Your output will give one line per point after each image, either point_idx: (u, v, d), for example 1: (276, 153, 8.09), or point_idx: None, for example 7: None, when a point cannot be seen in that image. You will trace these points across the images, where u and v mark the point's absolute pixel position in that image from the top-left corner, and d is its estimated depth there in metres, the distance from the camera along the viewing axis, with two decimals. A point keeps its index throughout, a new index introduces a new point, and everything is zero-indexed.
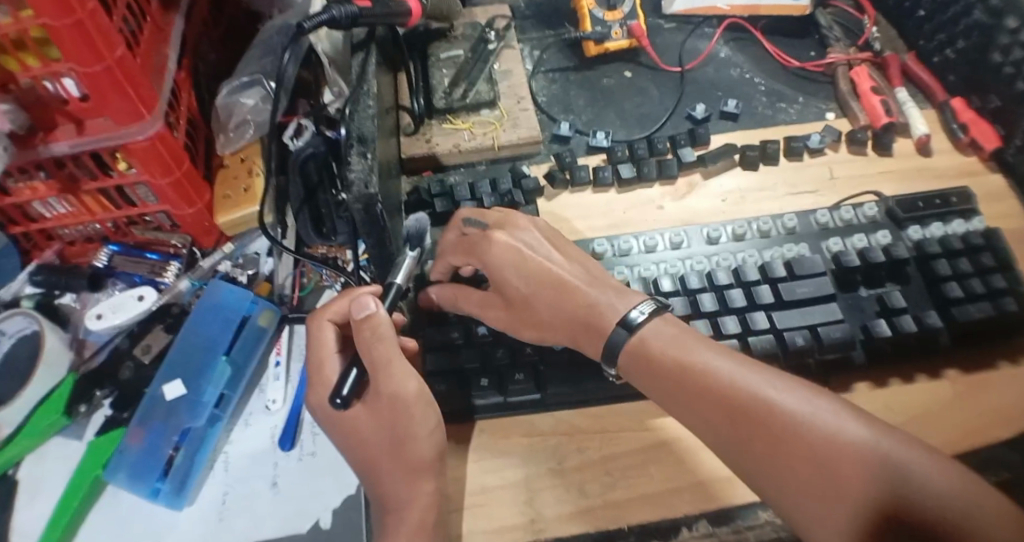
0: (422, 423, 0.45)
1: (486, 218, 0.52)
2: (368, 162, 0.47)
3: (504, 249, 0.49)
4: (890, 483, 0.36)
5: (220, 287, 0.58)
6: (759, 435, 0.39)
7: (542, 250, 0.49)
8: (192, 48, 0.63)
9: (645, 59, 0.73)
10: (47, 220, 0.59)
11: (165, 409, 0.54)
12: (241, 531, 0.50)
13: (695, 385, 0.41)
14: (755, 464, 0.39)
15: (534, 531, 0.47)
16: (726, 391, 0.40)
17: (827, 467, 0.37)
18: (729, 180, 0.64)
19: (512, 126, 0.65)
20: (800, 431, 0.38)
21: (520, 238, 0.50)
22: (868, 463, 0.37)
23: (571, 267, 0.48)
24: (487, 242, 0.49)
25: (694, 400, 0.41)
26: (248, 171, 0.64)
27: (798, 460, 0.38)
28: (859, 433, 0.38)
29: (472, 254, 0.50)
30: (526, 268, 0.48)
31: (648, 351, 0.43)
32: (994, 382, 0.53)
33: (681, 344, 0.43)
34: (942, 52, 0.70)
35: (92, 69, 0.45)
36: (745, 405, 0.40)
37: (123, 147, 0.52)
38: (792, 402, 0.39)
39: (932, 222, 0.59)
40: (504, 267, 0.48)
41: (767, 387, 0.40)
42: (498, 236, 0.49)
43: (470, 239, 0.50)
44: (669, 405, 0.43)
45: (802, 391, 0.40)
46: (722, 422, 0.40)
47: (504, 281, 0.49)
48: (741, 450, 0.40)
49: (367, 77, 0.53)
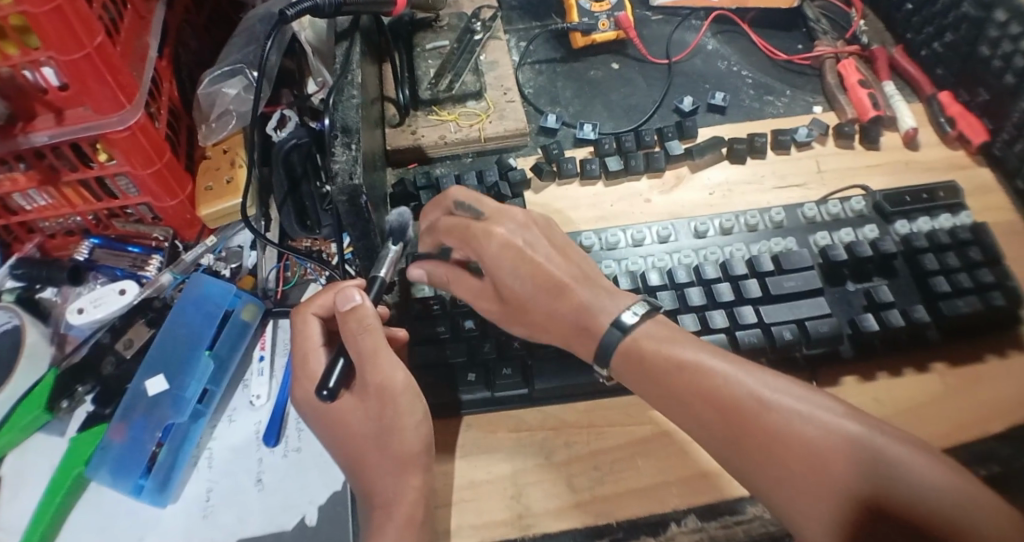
0: (409, 417, 0.45)
1: (482, 203, 0.49)
2: (353, 153, 0.46)
3: (506, 246, 0.47)
4: (882, 479, 0.36)
5: (203, 280, 0.57)
6: (752, 435, 0.39)
7: (531, 240, 0.47)
8: (173, 37, 0.62)
9: (633, 51, 0.73)
10: (28, 213, 0.58)
11: (146, 405, 0.53)
12: (227, 528, 0.50)
13: (688, 384, 0.41)
14: (749, 463, 0.39)
15: (522, 526, 0.47)
16: (720, 390, 0.40)
17: (820, 465, 0.37)
18: (717, 173, 0.64)
19: (499, 118, 0.64)
20: (792, 429, 0.38)
21: (518, 233, 0.47)
22: (860, 459, 0.37)
23: (564, 267, 0.47)
24: (487, 237, 0.47)
25: (688, 400, 0.41)
26: (231, 162, 0.63)
27: (791, 459, 0.38)
28: (852, 430, 0.38)
29: (469, 245, 0.48)
30: (517, 261, 0.46)
31: (641, 351, 0.43)
32: (981, 375, 0.53)
33: (673, 343, 0.43)
34: (929, 46, 0.70)
35: (72, 57, 0.44)
36: (738, 404, 0.40)
37: (103, 137, 0.51)
38: (784, 400, 0.40)
39: (919, 216, 0.59)
40: (501, 264, 0.46)
41: (759, 385, 0.40)
42: (497, 231, 0.47)
43: (466, 229, 0.48)
44: (663, 406, 0.43)
45: (793, 388, 0.40)
46: (716, 422, 0.40)
47: (500, 280, 0.47)
48: (736, 449, 0.39)
49: (351, 66, 0.52)
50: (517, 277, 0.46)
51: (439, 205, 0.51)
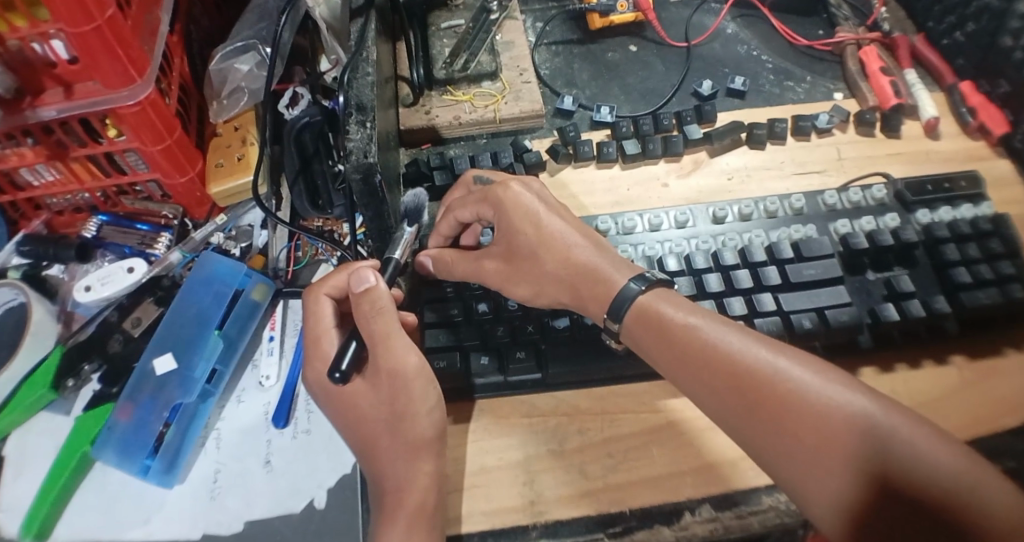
0: (422, 400, 0.44)
1: (495, 175, 0.53)
2: (368, 131, 0.45)
3: (521, 202, 0.47)
4: (894, 457, 0.35)
5: (212, 259, 0.57)
6: (765, 404, 0.38)
7: (555, 217, 0.47)
8: (185, 12, 0.61)
9: (651, 34, 0.71)
10: (36, 189, 0.57)
11: (155, 384, 0.52)
12: (235, 510, 0.49)
13: (701, 352, 0.40)
14: (759, 435, 0.38)
15: (534, 513, 0.46)
16: (734, 360, 0.39)
17: (831, 438, 0.36)
18: (734, 158, 0.63)
19: (514, 99, 0.63)
20: (805, 401, 0.37)
21: (532, 194, 0.48)
22: (874, 436, 0.36)
23: (584, 248, 0.46)
24: (504, 190, 0.48)
25: (699, 367, 0.40)
26: (242, 140, 0.62)
27: (803, 431, 0.37)
28: (868, 405, 0.37)
29: (486, 203, 0.49)
30: (537, 234, 0.46)
31: (656, 314, 0.42)
32: (1000, 367, 0.52)
33: (685, 311, 0.42)
34: (951, 35, 0.68)
35: (81, 29, 0.43)
36: (751, 373, 0.39)
37: (112, 112, 0.50)
38: (798, 372, 0.38)
39: (940, 206, 0.58)
40: (513, 216, 0.47)
41: (773, 356, 0.39)
42: (514, 184, 0.48)
43: (484, 190, 0.49)
44: (672, 372, 0.41)
45: (807, 361, 0.39)
46: (728, 391, 0.39)
47: (516, 243, 0.47)
48: (744, 418, 0.39)
49: (366, 44, 0.51)
50: (537, 255, 0.46)
51: (460, 186, 0.54)
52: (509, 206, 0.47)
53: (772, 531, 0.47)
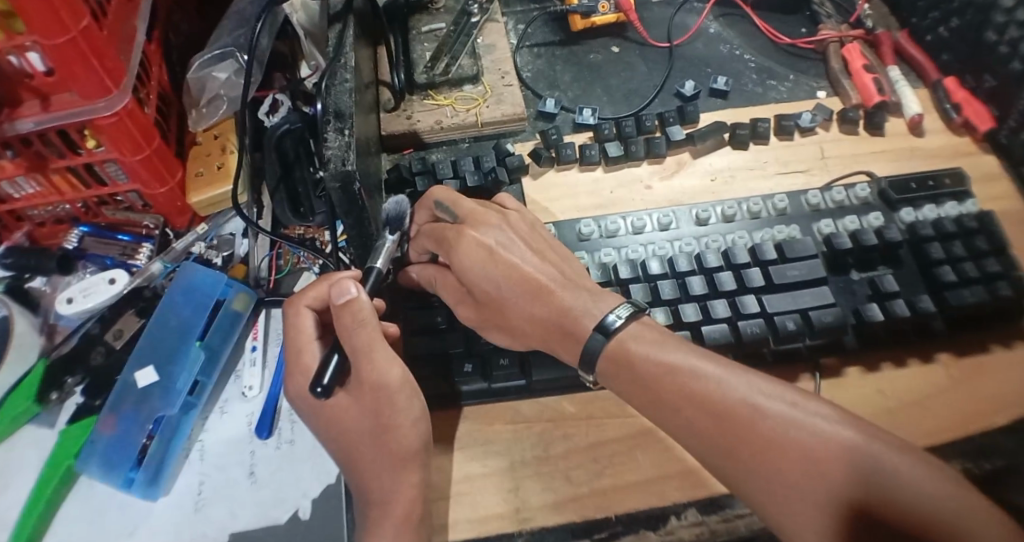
0: (407, 409, 0.44)
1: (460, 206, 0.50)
2: (346, 139, 0.45)
3: (478, 241, 0.47)
4: (881, 487, 0.36)
5: (195, 268, 0.56)
6: (746, 437, 0.38)
7: (512, 251, 0.47)
8: (163, 20, 0.61)
9: (633, 34, 0.71)
10: (17, 201, 0.56)
11: (136, 397, 0.52)
12: (221, 524, 0.49)
13: (681, 389, 0.40)
14: (744, 471, 0.39)
15: (519, 520, 0.46)
16: (714, 396, 0.40)
17: (817, 470, 0.37)
18: (718, 158, 0.63)
19: (496, 102, 0.63)
20: (788, 435, 0.38)
21: (494, 229, 0.48)
22: (860, 467, 0.37)
23: (545, 268, 0.47)
24: (458, 238, 0.47)
25: (681, 404, 0.40)
26: (221, 148, 0.62)
27: (788, 464, 0.37)
28: (849, 436, 0.38)
29: (442, 246, 0.49)
30: (501, 269, 0.46)
31: (632, 353, 0.42)
32: (987, 365, 0.52)
33: (662, 347, 0.42)
34: (935, 31, 0.68)
35: (56, 41, 0.43)
36: (732, 410, 0.39)
37: (91, 123, 0.50)
38: (779, 406, 0.39)
39: (925, 204, 0.58)
40: (467, 261, 0.47)
41: (752, 391, 0.40)
42: (468, 232, 0.47)
43: (440, 232, 0.49)
44: (654, 410, 0.42)
45: (787, 394, 0.40)
46: (710, 428, 0.39)
47: (473, 280, 0.47)
48: (729, 454, 0.39)
49: (344, 49, 0.50)
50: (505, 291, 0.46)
51: (425, 206, 0.52)
52: (460, 251, 0.47)
53: (759, 532, 0.47)
